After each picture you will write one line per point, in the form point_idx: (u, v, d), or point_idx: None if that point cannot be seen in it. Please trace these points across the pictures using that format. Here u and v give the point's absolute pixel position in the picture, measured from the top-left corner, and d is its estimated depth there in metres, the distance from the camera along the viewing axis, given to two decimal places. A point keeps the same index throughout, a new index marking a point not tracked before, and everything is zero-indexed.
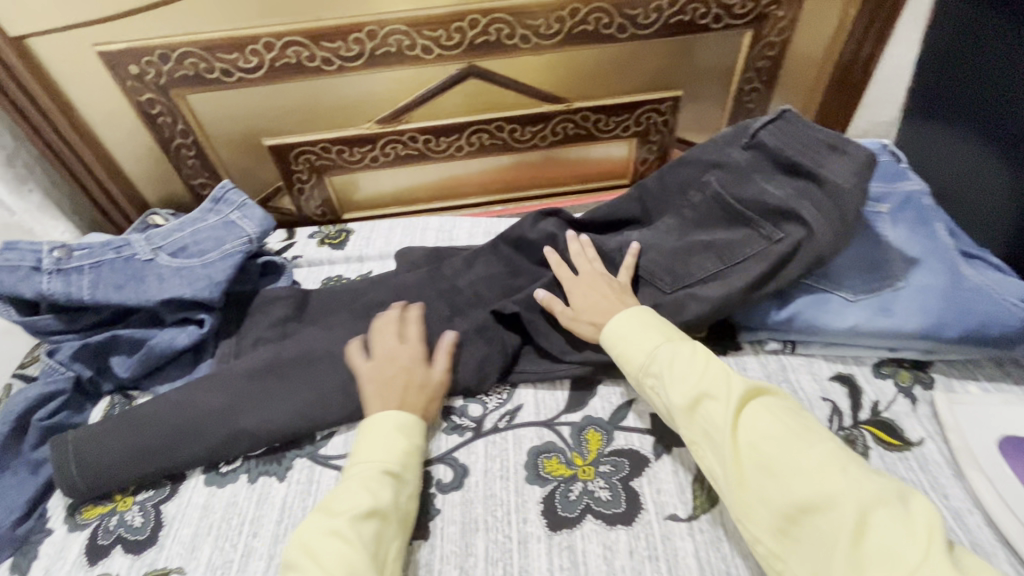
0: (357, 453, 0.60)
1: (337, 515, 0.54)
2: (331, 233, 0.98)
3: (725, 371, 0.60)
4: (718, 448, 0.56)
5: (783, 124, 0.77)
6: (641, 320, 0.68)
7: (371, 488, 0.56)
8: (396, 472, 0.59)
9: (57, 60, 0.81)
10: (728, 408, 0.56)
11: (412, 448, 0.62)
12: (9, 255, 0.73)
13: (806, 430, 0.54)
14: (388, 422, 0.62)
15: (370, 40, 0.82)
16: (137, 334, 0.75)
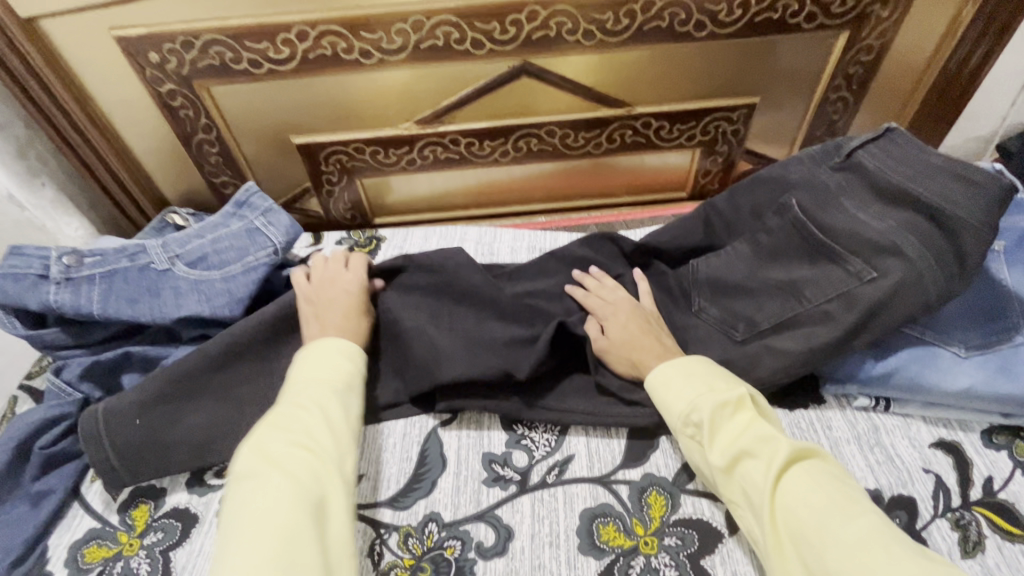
0: (299, 370, 0.59)
1: (289, 425, 0.53)
2: (361, 240, 0.91)
3: (766, 426, 0.53)
4: (757, 512, 0.49)
5: (887, 144, 0.66)
6: (683, 362, 0.61)
7: (320, 401, 0.56)
8: (342, 389, 0.58)
9: (72, 44, 0.74)
10: (768, 469, 0.49)
11: (354, 371, 0.61)
12: (14, 262, 0.66)
13: (855, 501, 0.46)
14: (325, 347, 0.62)
15: (415, 31, 0.73)
16: (151, 352, 0.68)
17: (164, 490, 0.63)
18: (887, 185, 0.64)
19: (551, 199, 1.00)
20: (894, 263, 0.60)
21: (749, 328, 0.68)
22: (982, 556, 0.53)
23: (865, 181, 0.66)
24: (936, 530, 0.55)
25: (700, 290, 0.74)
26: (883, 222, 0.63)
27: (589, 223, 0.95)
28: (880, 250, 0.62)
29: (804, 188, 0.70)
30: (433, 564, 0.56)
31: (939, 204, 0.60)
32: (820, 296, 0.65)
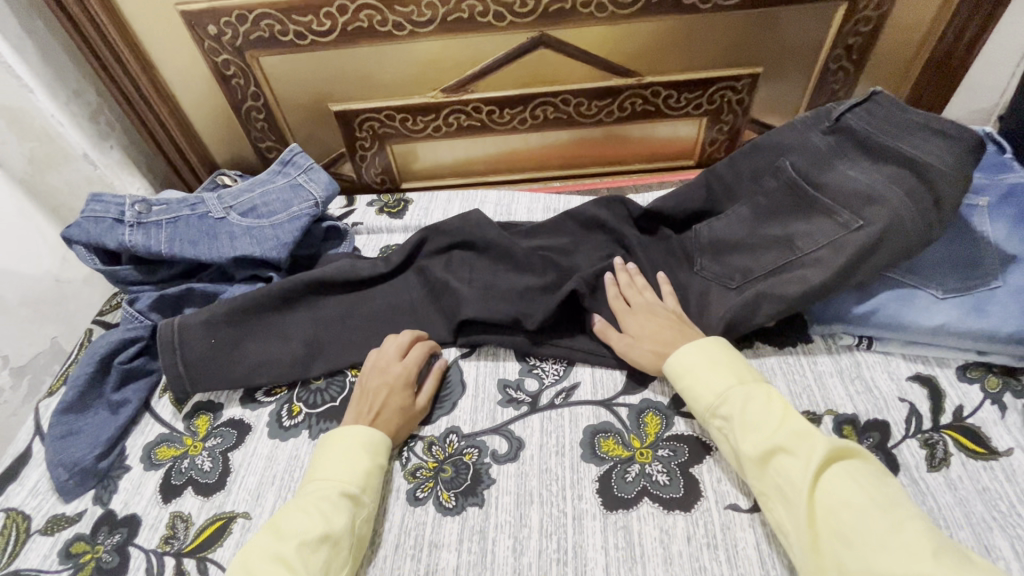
0: (318, 469, 0.59)
1: (285, 537, 0.52)
2: (390, 202, 0.99)
3: (801, 421, 0.54)
4: (792, 508, 0.50)
5: (873, 107, 0.71)
6: (712, 353, 0.62)
7: (323, 511, 0.54)
8: (353, 495, 0.57)
9: (142, 18, 0.84)
10: (804, 466, 0.50)
11: (372, 470, 0.60)
12: (95, 207, 0.76)
13: (895, 503, 0.46)
14: (350, 437, 0.61)
15: (443, 5, 0.80)
16: (210, 288, 0.78)
17: (222, 405, 0.72)
18: (874, 142, 0.69)
19: (566, 166, 1.07)
20: (878, 211, 0.66)
21: (744, 277, 0.74)
22: (946, 470, 0.59)
23: (853, 140, 0.72)
24: (906, 448, 0.61)
25: (702, 250, 0.79)
26: (869, 176, 0.68)
27: (600, 188, 1.02)
28: (866, 201, 0.67)
29: (799, 150, 0.75)
30: (454, 467, 0.64)
31: (921, 158, 0.65)
32: (810, 245, 0.70)
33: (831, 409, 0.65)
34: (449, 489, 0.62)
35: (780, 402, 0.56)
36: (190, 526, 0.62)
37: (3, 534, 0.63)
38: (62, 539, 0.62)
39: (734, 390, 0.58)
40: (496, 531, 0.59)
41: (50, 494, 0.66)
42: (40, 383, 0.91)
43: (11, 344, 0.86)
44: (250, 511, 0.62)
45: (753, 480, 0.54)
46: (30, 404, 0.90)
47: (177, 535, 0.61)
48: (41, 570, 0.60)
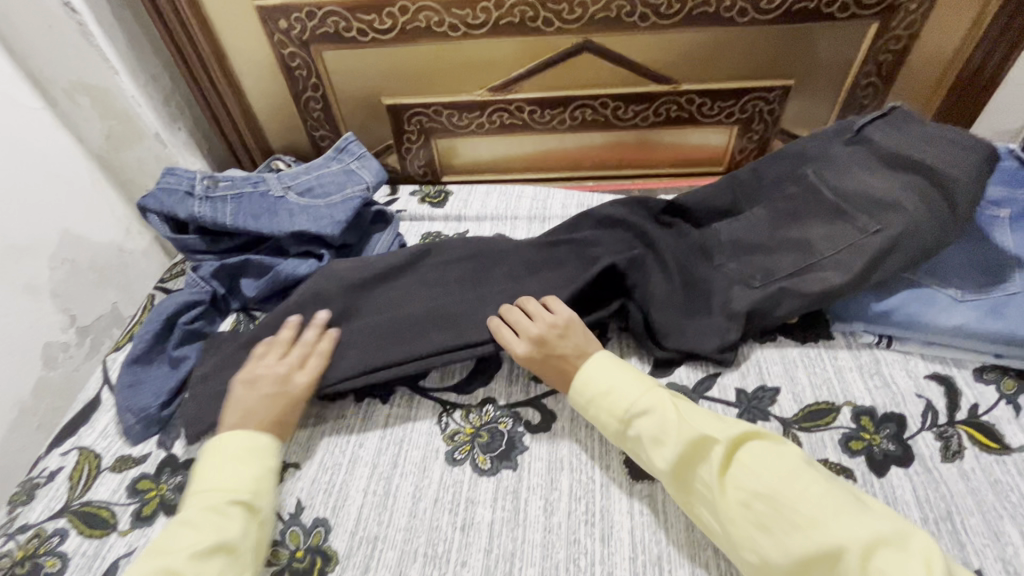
0: (201, 480, 0.58)
1: (171, 554, 0.52)
2: (432, 192, 1.04)
3: (691, 423, 0.56)
4: (714, 509, 0.52)
5: (892, 120, 0.80)
6: (610, 370, 0.64)
7: (213, 523, 0.54)
8: (245, 501, 0.57)
9: (219, 11, 0.91)
10: (713, 467, 0.52)
11: (262, 475, 0.60)
12: (169, 179, 0.83)
13: (797, 474, 0.50)
14: (235, 445, 0.60)
15: (496, 9, 0.86)
16: (266, 260, 0.84)
17: None
18: (892, 154, 0.75)
19: (600, 168, 1.12)
20: (895, 216, 0.70)
21: (766, 278, 0.74)
22: (959, 461, 0.62)
23: (873, 151, 0.77)
24: (921, 439, 0.64)
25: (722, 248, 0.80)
26: (886, 182, 0.73)
27: (631, 190, 1.07)
28: (882, 206, 0.71)
29: (822, 161, 0.80)
30: (490, 433, 0.68)
31: (937, 165, 0.71)
32: (832, 248, 0.72)
33: (850, 400, 0.68)
34: (485, 453, 0.67)
35: (676, 406, 0.58)
36: None
37: (77, 470, 0.68)
38: (129, 477, 0.67)
39: (635, 401, 0.60)
40: (528, 492, 0.63)
41: (117, 437, 0.71)
42: (100, 343, 0.97)
43: (78, 305, 0.93)
44: (301, 462, 0.67)
45: (673, 490, 0.56)
46: (92, 360, 0.96)
47: None
48: (111, 502, 0.65)
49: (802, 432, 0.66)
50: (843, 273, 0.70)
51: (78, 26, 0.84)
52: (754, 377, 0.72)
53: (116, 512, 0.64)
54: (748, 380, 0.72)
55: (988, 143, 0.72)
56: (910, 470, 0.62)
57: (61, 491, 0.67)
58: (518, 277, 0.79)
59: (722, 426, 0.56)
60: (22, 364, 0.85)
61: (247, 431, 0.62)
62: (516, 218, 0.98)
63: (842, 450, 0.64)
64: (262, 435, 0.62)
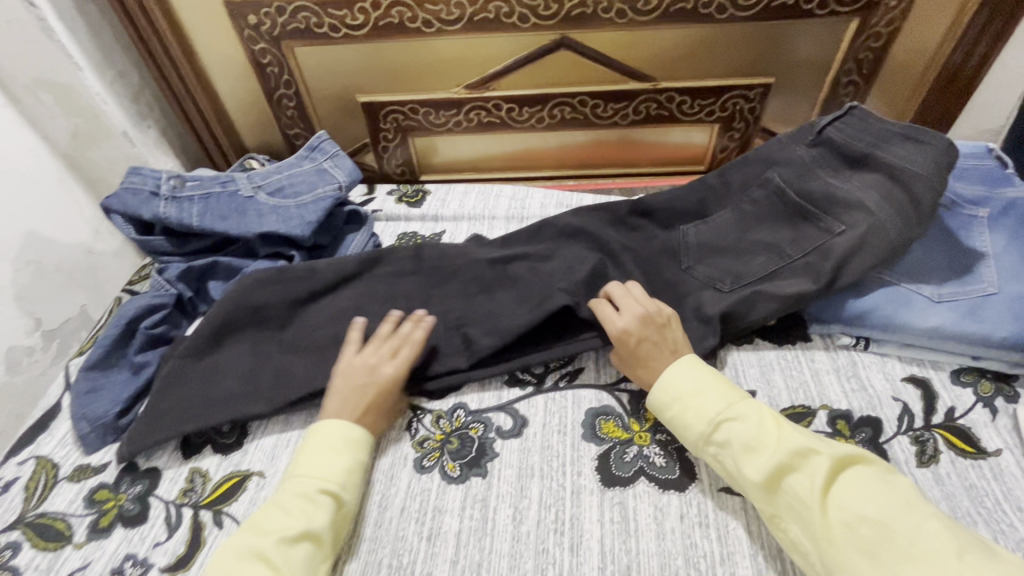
0: (298, 465, 0.60)
1: (264, 536, 0.54)
2: (409, 192, 1.02)
3: (793, 438, 0.54)
4: (808, 526, 0.49)
5: (851, 121, 0.75)
6: (699, 373, 0.61)
7: (303, 509, 0.55)
8: (333, 492, 0.58)
9: (186, 5, 0.89)
10: (813, 483, 0.50)
11: (354, 467, 0.61)
12: (134, 179, 0.81)
13: (909, 506, 0.48)
14: (331, 435, 0.61)
15: (471, 5, 0.85)
16: (234, 262, 0.82)
17: None
18: (854, 153, 0.73)
19: (581, 167, 1.10)
20: (858, 217, 0.69)
21: (735, 281, 0.73)
22: (935, 466, 0.61)
23: (834, 151, 0.75)
24: (897, 444, 0.63)
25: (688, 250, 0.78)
26: (848, 184, 0.72)
27: (612, 189, 1.05)
28: (846, 207, 0.70)
29: (786, 164, 0.78)
30: (459, 439, 0.67)
31: (897, 165, 0.69)
32: (799, 251, 0.72)
33: (826, 404, 0.67)
34: (454, 460, 0.65)
35: (772, 416, 0.56)
36: (208, 481, 0.65)
37: (33, 480, 0.66)
38: (87, 487, 0.65)
39: (727, 408, 0.58)
40: (497, 500, 0.62)
41: (76, 446, 0.69)
42: (67, 347, 0.95)
43: (43, 308, 0.90)
44: (265, 470, 0.66)
45: (762, 504, 0.53)
46: (58, 365, 0.93)
47: (195, 489, 0.64)
48: (68, 513, 0.63)
49: None
50: (818, 275, 0.68)
51: (39, 21, 0.82)
52: (730, 381, 0.71)
53: (72, 523, 0.62)
54: None
55: (950, 139, 0.68)
56: None
57: (16, 503, 0.64)
58: (490, 279, 0.78)
59: (823, 443, 0.54)
60: None
61: (342, 418, 0.63)
62: (493, 217, 0.96)
63: None
64: (351, 426, 0.62)
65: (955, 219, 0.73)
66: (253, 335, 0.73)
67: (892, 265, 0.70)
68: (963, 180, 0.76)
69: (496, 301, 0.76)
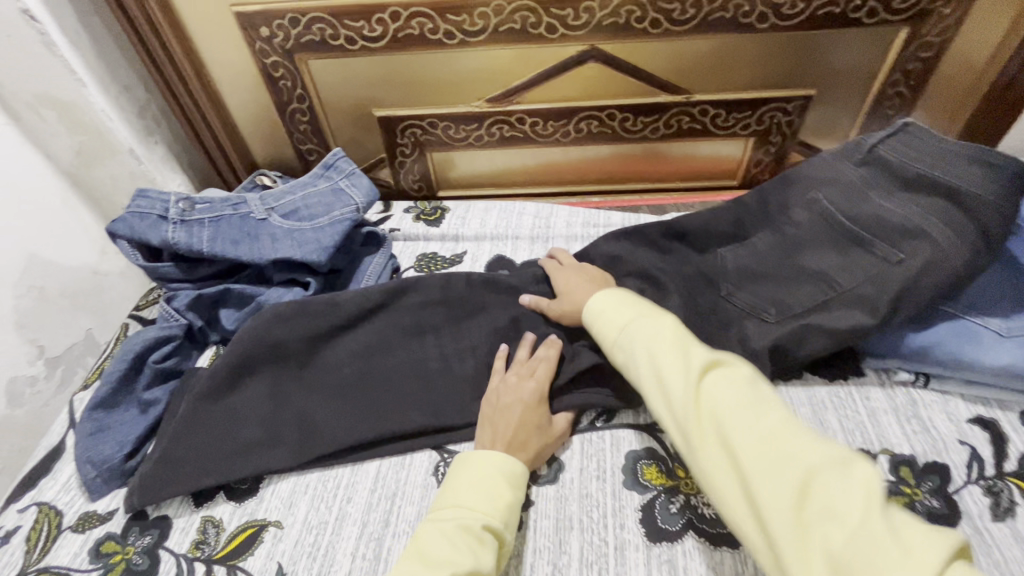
0: (455, 495, 0.54)
1: (431, 567, 0.47)
2: (428, 209, 0.98)
3: (692, 337, 0.53)
4: (679, 418, 0.48)
5: (906, 138, 0.70)
6: (653, 316, 0.57)
7: (469, 545, 0.49)
8: (496, 529, 0.52)
9: (195, 17, 0.84)
10: (688, 376, 0.49)
11: (512, 505, 0.55)
12: (140, 202, 0.76)
13: (756, 398, 0.46)
14: (491, 465, 0.56)
15: (496, 15, 0.80)
16: (247, 290, 0.77)
17: None
18: (910, 173, 0.68)
19: (606, 182, 1.05)
20: (919, 245, 0.63)
21: (781, 311, 0.67)
22: (1013, 521, 0.56)
23: (887, 171, 0.70)
24: (968, 494, 0.58)
25: (730, 277, 0.73)
26: (904, 206, 0.67)
27: (640, 206, 1.01)
28: (905, 234, 0.65)
29: (834, 185, 0.73)
30: None
31: (961, 187, 0.64)
32: (850, 280, 0.66)
33: (887, 448, 0.63)
34: None
35: (703, 354, 0.50)
36: (222, 532, 0.60)
37: (35, 529, 0.62)
38: (92, 538, 0.61)
39: (665, 347, 0.52)
40: (534, 556, 0.57)
41: (81, 491, 0.65)
42: (72, 375, 0.90)
43: (47, 335, 0.86)
44: (282, 520, 0.61)
45: (654, 400, 0.51)
46: (62, 395, 0.89)
47: (208, 541, 0.60)
48: (72, 568, 0.59)
49: None
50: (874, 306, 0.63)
51: (40, 35, 0.76)
52: None
53: None
54: None
55: (1021, 160, 0.62)
56: (959, 530, 0.56)
57: (16, 556, 0.60)
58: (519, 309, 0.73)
59: (758, 385, 0.47)
60: None
61: (501, 450, 0.59)
62: (517, 238, 0.91)
63: None
64: (515, 462, 0.58)
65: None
66: (272, 371, 0.69)
67: (956, 295, 0.65)
68: None
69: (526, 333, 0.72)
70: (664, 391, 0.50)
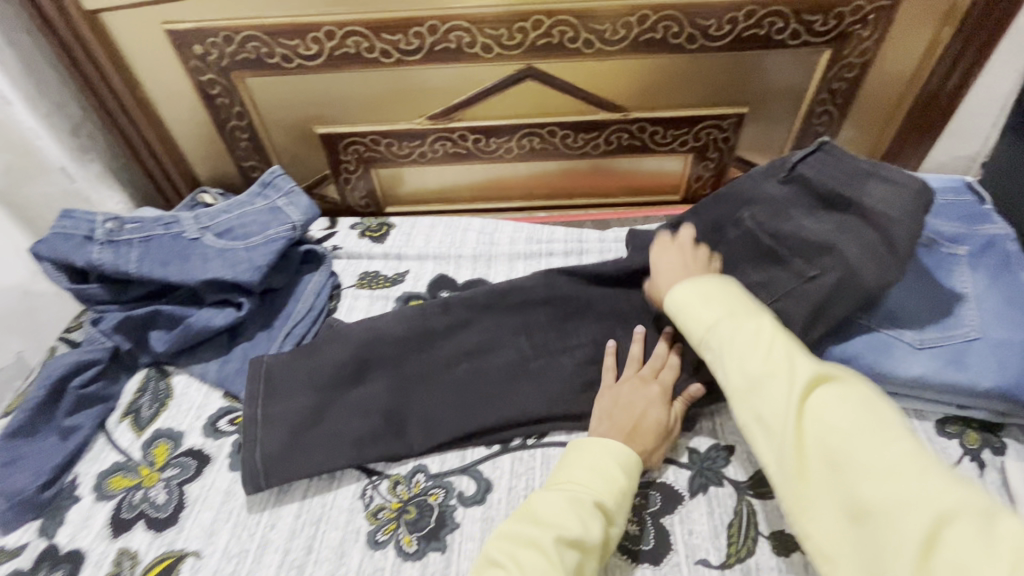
0: (578, 476, 0.57)
1: (536, 530, 0.52)
2: (373, 226, 0.97)
3: (790, 348, 0.53)
4: (775, 439, 0.49)
5: (821, 157, 0.73)
6: (742, 313, 0.56)
7: (581, 515, 0.53)
8: (606, 506, 0.55)
9: (126, 34, 0.83)
10: (789, 393, 0.49)
11: (628, 488, 0.57)
12: (65, 223, 0.74)
13: (875, 422, 0.46)
14: (615, 452, 0.58)
15: (431, 35, 0.80)
16: (177, 311, 0.76)
17: (183, 433, 0.70)
18: (826, 192, 0.70)
19: (552, 197, 1.06)
20: (830, 262, 0.65)
21: None
22: None
23: (807, 190, 0.72)
24: None
25: None
26: (820, 225, 0.68)
27: (585, 221, 1.02)
28: (820, 250, 0.67)
29: (758, 205, 0.75)
30: (418, 508, 0.62)
31: (868, 205, 0.66)
32: (772, 296, 0.68)
33: None
34: (411, 532, 0.60)
35: (810, 369, 0.50)
36: (137, 564, 0.59)
37: None
38: (0, 574, 0.59)
39: (766, 353, 0.52)
40: None
41: None
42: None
43: None
44: (202, 549, 0.60)
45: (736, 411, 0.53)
46: None
47: (123, 573, 0.58)
48: None
49: (757, 500, 0.60)
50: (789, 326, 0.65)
51: None
52: (707, 435, 0.66)
53: None
54: (701, 439, 0.66)
55: (921, 178, 0.65)
56: None
57: None
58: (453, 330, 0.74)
59: (873, 409, 0.47)
60: None
61: (617, 438, 0.60)
62: (460, 255, 0.91)
63: None
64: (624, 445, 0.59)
65: (938, 258, 0.70)
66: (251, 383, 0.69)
67: (872, 308, 0.67)
68: (940, 217, 0.74)
69: (456, 351, 0.72)
70: (759, 399, 0.51)
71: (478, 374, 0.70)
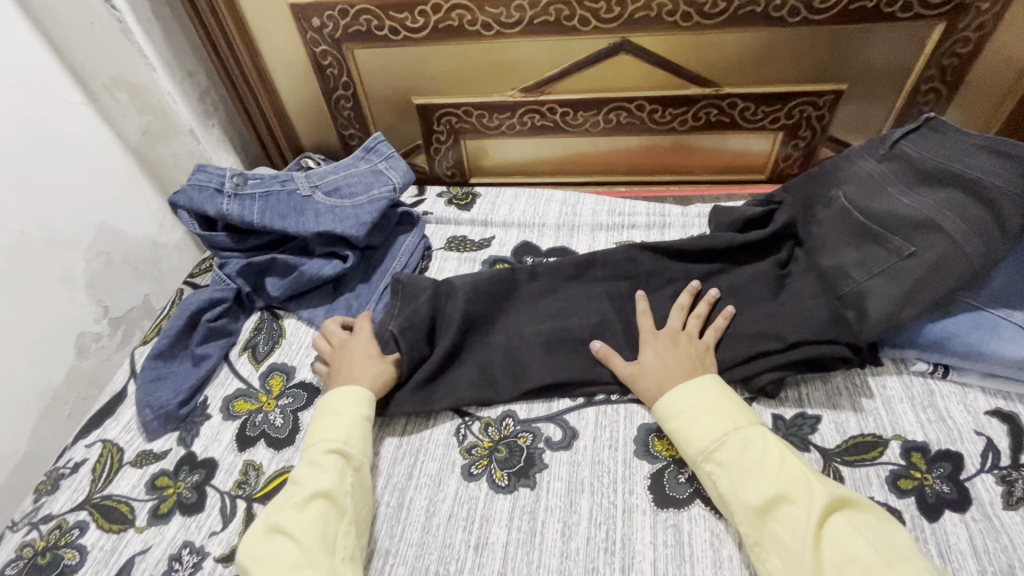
0: (316, 429, 0.63)
1: (278, 512, 0.55)
2: (459, 194, 1.02)
3: (801, 468, 0.54)
4: (794, 563, 0.49)
5: (928, 134, 0.70)
6: (749, 428, 0.58)
7: (312, 468, 0.58)
8: (337, 449, 0.60)
9: (256, 11, 0.92)
10: (808, 517, 0.50)
11: (356, 423, 0.63)
12: (199, 176, 0.83)
13: (893, 554, 0.47)
14: (341, 398, 0.64)
15: (531, 8, 0.84)
16: (291, 260, 0.83)
17: (295, 367, 0.77)
18: (929, 168, 0.68)
19: (633, 173, 1.08)
20: (933, 238, 0.64)
21: (800, 300, 0.69)
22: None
23: (908, 166, 0.70)
24: (980, 482, 0.59)
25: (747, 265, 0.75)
26: (920, 202, 0.67)
27: (666, 197, 1.03)
28: (919, 228, 0.65)
29: (854, 180, 0.73)
30: (508, 448, 0.66)
31: (980, 180, 0.63)
32: (865, 274, 0.68)
33: (899, 434, 0.63)
34: (503, 468, 0.65)
35: (825, 494, 0.51)
36: (261, 474, 0.66)
37: (100, 462, 0.70)
38: (149, 472, 0.68)
39: (777, 474, 0.53)
40: (545, 514, 0.60)
41: (139, 432, 0.72)
42: (131, 334, 0.98)
43: (111, 297, 0.94)
44: None
45: (748, 529, 0.53)
46: (122, 351, 0.97)
47: (249, 481, 0.66)
48: (130, 497, 0.66)
49: (844, 467, 0.61)
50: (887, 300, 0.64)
51: (118, 24, 0.82)
52: (793, 404, 0.67)
53: (135, 507, 0.65)
54: (787, 407, 0.67)
55: None
56: (967, 516, 0.57)
57: (84, 483, 0.68)
58: (541, 292, 0.77)
59: (884, 534, 0.49)
60: (54, 355, 0.86)
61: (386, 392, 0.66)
62: (544, 224, 0.94)
63: (889, 489, 0.59)
64: (357, 387, 0.65)
65: None
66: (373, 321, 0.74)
67: (977, 287, 0.65)
68: None
69: (543, 311, 0.75)
70: (776, 522, 0.51)
71: (564, 332, 0.73)
